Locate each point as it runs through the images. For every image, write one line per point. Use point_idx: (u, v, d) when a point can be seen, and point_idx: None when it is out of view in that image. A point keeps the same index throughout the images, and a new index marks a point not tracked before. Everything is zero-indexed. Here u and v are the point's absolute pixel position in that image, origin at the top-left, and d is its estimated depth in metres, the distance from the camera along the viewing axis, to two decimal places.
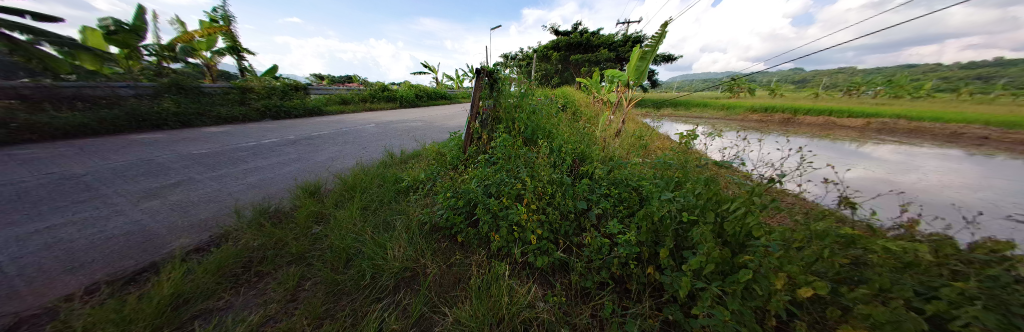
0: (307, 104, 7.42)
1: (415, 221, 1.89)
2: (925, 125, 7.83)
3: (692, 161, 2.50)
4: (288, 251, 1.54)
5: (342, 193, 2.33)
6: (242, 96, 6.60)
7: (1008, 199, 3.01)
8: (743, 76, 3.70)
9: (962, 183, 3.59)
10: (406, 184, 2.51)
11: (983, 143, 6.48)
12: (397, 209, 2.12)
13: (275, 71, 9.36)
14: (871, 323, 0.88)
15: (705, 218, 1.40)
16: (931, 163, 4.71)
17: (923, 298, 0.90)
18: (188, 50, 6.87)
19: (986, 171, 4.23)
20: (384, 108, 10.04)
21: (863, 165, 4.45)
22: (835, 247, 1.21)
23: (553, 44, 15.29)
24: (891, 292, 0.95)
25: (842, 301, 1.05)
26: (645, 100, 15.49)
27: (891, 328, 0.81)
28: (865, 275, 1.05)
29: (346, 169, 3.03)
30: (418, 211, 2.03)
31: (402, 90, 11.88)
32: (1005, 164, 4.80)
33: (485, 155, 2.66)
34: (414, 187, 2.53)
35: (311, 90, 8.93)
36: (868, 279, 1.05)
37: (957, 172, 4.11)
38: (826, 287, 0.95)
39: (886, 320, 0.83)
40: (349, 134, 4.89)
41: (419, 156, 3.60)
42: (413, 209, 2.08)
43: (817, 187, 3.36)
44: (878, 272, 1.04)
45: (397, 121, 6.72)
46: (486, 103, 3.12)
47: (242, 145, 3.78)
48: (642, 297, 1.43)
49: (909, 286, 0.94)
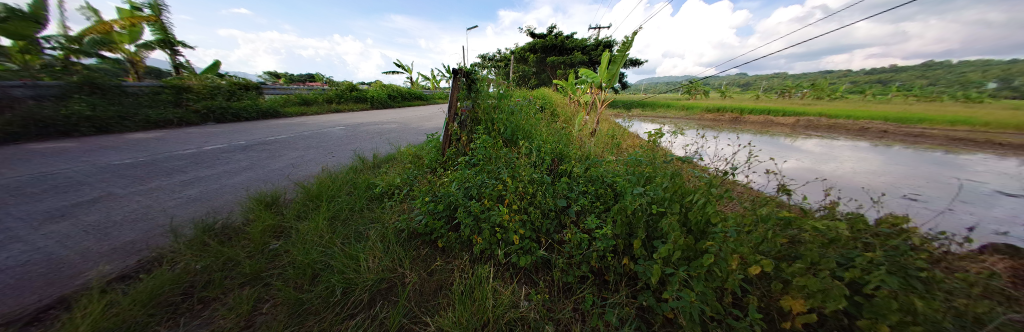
0: (259, 104, 6.63)
1: (392, 228, 1.80)
2: (841, 121, 9.31)
3: (659, 157, 2.71)
4: (240, 272, 1.36)
5: (302, 202, 2.12)
6: (178, 96, 5.71)
7: (902, 181, 3.70)
8: (700, 80, 4.10)
9: (870, 169, 4.32)
10: (380, 190, 2.39)
11: (884, 136, 7.85)
12: (371, 217, 2.00)
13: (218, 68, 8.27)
14: (807, 293, 1.03)
15: (671, 209, 1.53)
16: (846, 154, 5.63)
17: (842, 268, 1.08)
18: (104, 42, 5.78)
19: (885, 159, 5.14)
20: (352, 109, 9.34)
21: (795, 157, 5.18)
22: (776, 229, 1.40)
23: (529, 46, 15.58)
24: (819, 264, 1.13)
25: (783, 276, 1.21)
26: (617, 101, 16.38)
27: (824, 296, 0.96)
28: (800, 251, 1.23)
29: (311, 176, 2.77)
30: (395, 218, 1.94)
31: (372, 90, 11.21)
32: (897, 153, 5.89)
33: (465, 157, 2.63)
34: (389, 192, 2.42)
35: (264, 90, 8.03)
36: (802, 255, 1.23)
37: (864, 161, 4.95)
38: (772, 265, 1.10)
39: (818, 288, 0.98)
40: (313, 137, 4.49)
41: (393, 160, 3.44)
42: (388, 216, 1.98)
43: (761, 177, 3.85)
44: (809, 248, 1.22)
45: (368, 124, 6.32)
46: (465, 104, 3.06)
47: (179, 152, 3.27)
48: (620, 287, 1.51)
49: (832, 257, 1.12)
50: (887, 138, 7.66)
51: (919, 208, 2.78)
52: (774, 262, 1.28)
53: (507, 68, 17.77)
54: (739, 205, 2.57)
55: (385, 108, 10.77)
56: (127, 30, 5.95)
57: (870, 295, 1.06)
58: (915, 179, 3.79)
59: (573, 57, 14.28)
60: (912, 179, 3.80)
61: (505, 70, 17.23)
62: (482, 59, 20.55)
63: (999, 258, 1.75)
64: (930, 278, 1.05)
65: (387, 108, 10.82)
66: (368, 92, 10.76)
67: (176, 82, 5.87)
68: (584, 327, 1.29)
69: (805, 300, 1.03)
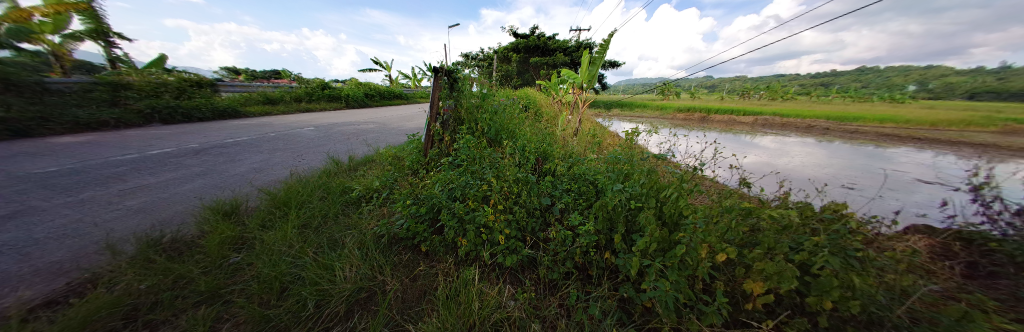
0: (214, 103, 5.97)
1: (371, 234, 1.72)
2: (792, 120, 10.36)
3: (636, 155, 2.85)
4: (195, 289, 1.20)
5: (268, 209, 1.96)
6: (114, 94, 4.97)
7: (841, 173, 4.21)
8: (672, 82, 4.35)
9: (815, 163, 4.87)
10: (357, 195, 2.27)
11: (826, 133, 8.87)
12: (348, 223, 1.90)
13: (164, 63, 7.34)
14: (764, 276, 1.15)
15: (648, 204, 1.62)
16: (796, 149, 6.29)
17: (794, 252, 1.21)
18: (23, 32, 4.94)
19: (828, 153, 5.81)
20: (323, 109, 8.74)
21: (754, 153, 5.70)
22: (739, 219, 1.53)
23: (512, 46, 15.61)
24: (775, 249, 1.25)
25: (744, 261, 1.33)
26: (597, 102, 16.92)
27: (779, 277, 1.07)
28: (759, 238, 1.36)
29: (279, 181, 2.56)
30: (374, 224, 1.85)
31: (346, 89, 10.57)
32: (837, 147, 6.70)
33: (448, 158, 2.58)
34: (367, 196, 2.31)
35: (221, 87, 7.27)
36: (761, 241, 1.36)
37: (811, 155, 5.56)
38: (735, 252, 1.20)
39: (775, 270, 1.09)
40: (280, 139, 4.15)
41: (371, 162, 3.29)
42: (366, 221, 1.89)
43: (725, 172, 4.20)
44: (767, 235, 1.35)
45: (342, 124, 5.95)
46: (447, 103, 3.01)
47: (117, 158, 2.86)
48: (602, 281, 1.57)
49: (786, 243, 1.25)
50: (829, 134, 8.66)
51: (854, 195, 3.18)
52: (737, 249, 1.40)
53: (490, 68, 17.66)
54: (708, 198, 2.78)
55: (361, 108, 10.21)
56: (51, 19, 5.18)
57: (816, 274, 1.21)
58: (851, 171, 4.34)
59: (555, 58, 14.47)
60: (849, 171, 4.34)
61: (487, 69, 17.08)
62: (465, 58, 20.25)
63: (919, 237, 2.05)
64: (864, 256, 1.20)
65: (363, 108, 10.27)
66: (342, 91, 10.12)
67: (111, 78, 5.12)
68: (570, 322, 1.33)
69: (763, 282, 1.15)
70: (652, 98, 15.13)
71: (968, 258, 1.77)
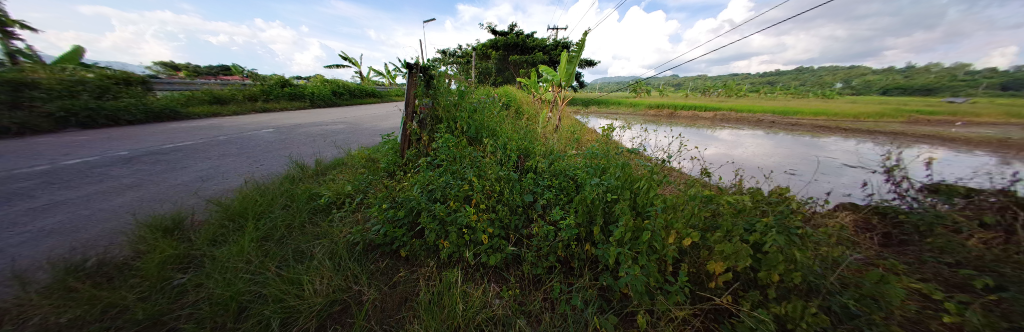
0: (146, 104, 5.21)
1: (343, 242, 1.62)
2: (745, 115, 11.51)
3: (612, 150, 3.00)
4: (134, 318, 0.99)
5: (219, 222, 1.71)
6: (17, 94, 4.01)
7: (784, 160, 4.78)
8: (643, 81, 4.61)
9: (764, 152, 5.48)
10: (327, 201, 2.11)
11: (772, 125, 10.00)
12: (317, 232, 1.77)
13: (80, 57, 6.16)
14: (724, 256, 1.27)
15: (623, 196, 1.71)
16: (749, 141, 7.01)
17: (747, 233, 1.36)
18: None
19: (774, 144, 6.56)
20: (284, 109, 7.94)
21: (714, 145, 6.26)
22: (702, 206, 1.69)
23: (491, 43, 15.40)
24: (732, 231, 1.39)
25: (705, 244, 1.46)
26: (576, 99, 17.35)
27: (736, 255, 1.20)
28: (719, 222, 1.50)
29: (235, 189, 2.30)
30: (347, 231, 1.74)
31: (309, 86, 9.69)
32: (781, 138, 7.59)
33: (427, 158, 2.50)
34: (338, 201, 2.16)
35: (154, 85, 6.27)
36: (720, 225, 1.51)
37: (760, 146, 6.24)
38: (698, 236, 1.32)
39: (732, 250, 1.22)
40: (234, 143, 3.72)
41: (343, 165, 3.09)
42: (338, 229, 1.77)
43: (689, 163, 4.57)
44: (725, 219, 1.50)
45: (307, 124, 5.46)
46: (423, 102, 2.91)
47: (19, 170, 2.36)
48: (584, 272, 1.63)
49: (741, 225, 1.40)
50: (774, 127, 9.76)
51: (795, 180, 3.64)
52: (701, 233, 1.52)
53: (469, 65, 17.28)
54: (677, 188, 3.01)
55: (327, 107, 9.43)
56: None
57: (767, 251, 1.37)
58: (792, 158, 4.94)
59: (535, 56, 14.51)
60: (790, 158, 4.94)
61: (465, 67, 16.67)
62: (442, 55, 19.59)
63: (847, 213, 2.40)
64: (801, 233, 1.40)
65: (330, 107, 9.50)
66: (304, 88, 9.27)
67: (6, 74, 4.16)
68: (555, 314, 1.38)
69: (723, 261, 1.28)
70: (626, 95, 15.87)
71: (884, 229, 2.16)
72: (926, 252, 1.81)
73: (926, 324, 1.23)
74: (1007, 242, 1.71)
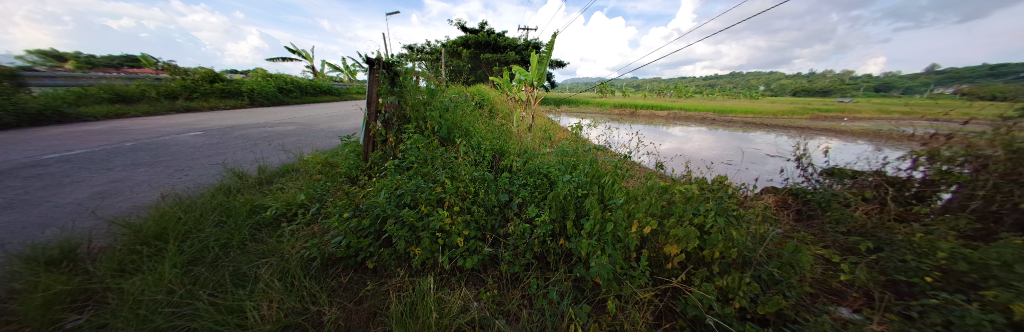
0: (18, 104, 3.96)
1: (297, 259, 1.42)
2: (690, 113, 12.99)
3: (581, 147, 3.15)
4: None
5: (126, 248, 1.35)
6: None
7: (722, 153, 5.50)
8: (608, 82, 4.92)
9: (707, 146, 6.25)
10: (274, 213, 1.83)
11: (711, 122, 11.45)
12: (262, 249, 1.53)
13: None
14: (679, 238, 1.42)
15: (592, 191, 1.81)
16: (696, 136, 7.94)
17: (696, 217, 1.54)
18: None
19: (715, 138, 7.53)
20: (215, 108, 6.74)
21: (668, 140, 6.96)
22: (659, 196, 1.86)
23: (461, 41, 14.99)
24: (684, 216, 1.56)
25: (662, 230, 1.62)
26: (548, 99, 17.79)
27: (690, 237, 1.36)
28: (673, 209, 1.67)
29: (150, 204, 1.88)
30: (301, 246, 1.54)
31: (247, 82, 8.36)
32: (720, 133, 8.76)
33: (395, 160, 2.35)
34: (288, 213, 1.90)
35: (32, 77, 4.71)
36: (673, 211, 1.68)
37: (704, 140, 7.12)
38: (657, 223, 1.45)
39: (685, 233, 1.37)
40: (146, 149, 3.05)
41: (294, 171, 2.74)
42: (289, 244, 1.55)
43: (647, 158, 5.00)
44: (678, 206, 1.68)
45: (246, 126, 4.72)
46: (388, 100, 2.73)
47: None
48: (559, 265, 1.68)
49: (691, 211, 1.58)
50: (713, 123, 11.20)
51: (731, 170, 4.21)
52: (660, 220, 1.67)
53: (437, 63, 16.59)
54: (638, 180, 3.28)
55: (271, 106, 8.24)
56: None
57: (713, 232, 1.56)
58: (728, 151, 5.71)
59: (507, 55, 14.47)
60: (727, 151, 5.71)
61: (433, 64, 15.97)
62: (408, 50, 18.47)
63: (772, 195, 2.86)
64: (736, 214, 1.63)
65: (275, 106, 8.32)
66: (241, 84, 7.98)
67: None
68: (533, 310, 1.40)
69: (678, 244, 1.43)
70: (592, 95, 16.74)
71: (797, 207, 2.62)
72: (826, 223, 2.25)
73: (829, 282, 1.54)
74: (879, 211, 2.20)
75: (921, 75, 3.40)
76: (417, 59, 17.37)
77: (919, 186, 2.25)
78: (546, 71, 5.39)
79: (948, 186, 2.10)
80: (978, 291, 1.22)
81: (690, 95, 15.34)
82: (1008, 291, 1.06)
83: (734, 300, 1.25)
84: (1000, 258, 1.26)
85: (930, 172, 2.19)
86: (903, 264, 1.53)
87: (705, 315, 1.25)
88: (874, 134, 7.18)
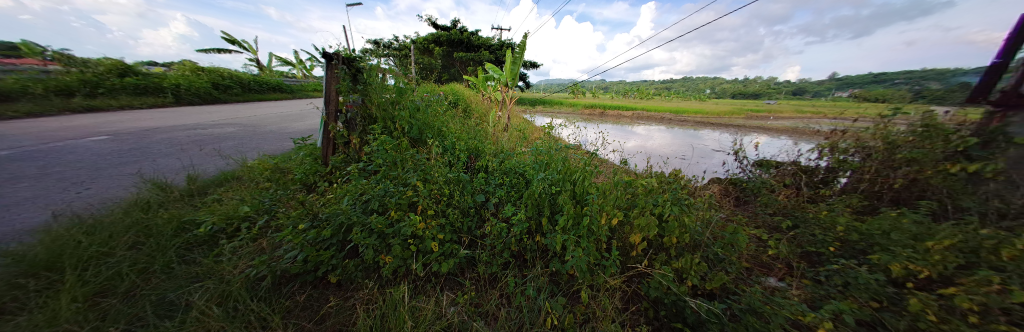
0: None
1: (241, 280, 1.23)
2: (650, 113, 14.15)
3: (555, 146, 3.25)
4: None
5: (2, 282, 1.05)
6: None
7: (677, 149, 6.12)
8: (579, 84, 5.14)
9: (664, 143, 6.90)
10: (209, 230, 1.57)
11: (667, 120, 12.63)
12: (193, 272, 1.28)
13: None
14: (644, 229, 1.55)
15: (565, 188, 1.88)
16: (656, 134, 8.70)
17: (656, 208, 1.70)
18: None
19: (671, 136, 8.32)
20: (126, 106, 5.59)
21: (632, 138, 7.53)
22: (626, 190, 1.99)
23: (433, 38, 14.44)
24: (646, 208, 1.71)
25: (626, 221, 1.75)
26: (523, 99, 17.96)
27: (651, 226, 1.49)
28: (637, 202, 1.81)
29: (33, 226, 1.49)
30: (245, 265, 1.34)
31: (170, 75, 7.08)
32: (675, 131, 9.70)
33: (360, 164, 2.18)
34: (229, 227, 1.64)
35: None
36: (637, 203, 1.82)
37: (662, 138, 7.84)
38: (623, 215, 1.57)
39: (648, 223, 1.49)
40: (27, 157, 2.43)
41: (239, 179, 2.41)
42: (229, 263, 1.34)
43: (613, 155, 5.37)
44: (642, 199, 1.82)
45: (172, 128, 4.01)
46: (350, 99, 2.53)
47: None
48: (536, 262, 1.71)
49: (652, 203, 1.73)
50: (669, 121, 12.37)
51: (684, 164, 4.73)
52: (626, 212, 1.80)
53: (406, 59, 15.72)
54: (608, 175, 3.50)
55: (204, 104, 7.07)
56: None
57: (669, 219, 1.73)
58: (681, 147, 6.37)
59: (481, 55, 14.18)
60: (681, 147, 6.37)
61: (401, 61, 15.08)
62: (374, 46, 17.23)
63: (717, 184, 3.28)
64: (688, 203, 1.83)
65: (208, 104, 7.15)
66: (163, 79, 6.64)
67: None
68: (511, 309, 1.42)
69: (641, 233, 1.55)
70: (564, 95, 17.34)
71: (735, 194, 3.04)
72: (758, 207, 2.63)
73: (760, 257, 1.81)
74: (796, 195, 2.64)
75: (826, 81, 4.13)
76: (383, 55, 16.22)
77: (824, 172, 2.75)
78: (520, 72, 5.43)
79: (845, 172, 2.62)
80: (864, 255, 1.54)
81: (650, 97, 16.74)
82: (883, 253, 1.37)
83: (688, 279, 1.41)
84: (880, 229, 1.59)
85: (831, 161, 2.68)
86: (813, 238, 1.86)
87: (665, 295, 1.38)
88: (793, 130, 8.53)
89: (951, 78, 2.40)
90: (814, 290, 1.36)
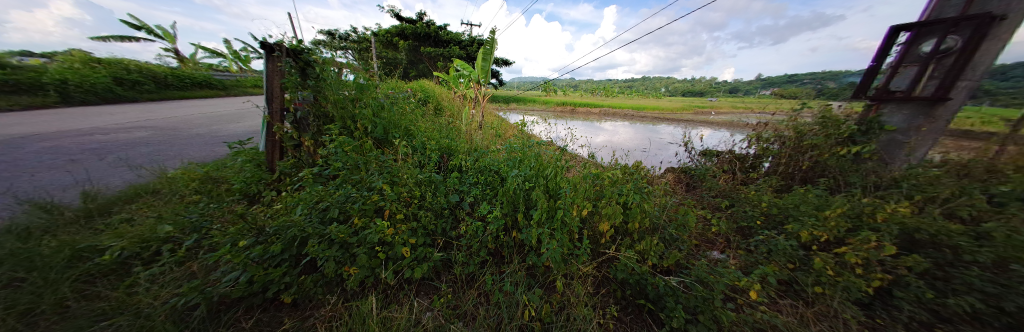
0: None
1: (166, 312, 1.04)
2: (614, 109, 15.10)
3: (529, 143, 3.31)
4: None
5: None
6: None
7: (637, 142, 6.66)
8: (550, 82, 5.27)
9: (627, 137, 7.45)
10: (118, 256, 1.29)
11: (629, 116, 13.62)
12: (97, 309, 1.04)
13: None
14: (610, 217, 1.66)
15: (538, 184, 1.94)
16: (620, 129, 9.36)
17: (621, 197, 1.83)
18: None
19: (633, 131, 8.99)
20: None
21: (599, 134, 8.00)
22: (595, 183, 2.10)
23: (396, 30, 13.57)
24: (611, 198, 1.83)
25: (595, 211, 1.85)
26: (494, 96, 17.90)
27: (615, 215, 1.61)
28: (604, 193, 1.93)
29: None
30: (171, 293, 1.14)
31: (52, 68, 5.66)
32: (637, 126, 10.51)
33: (316, 169, 1.98)
34: (149, 250, 1.38)
35: None
36: (604, 194, 1.94)
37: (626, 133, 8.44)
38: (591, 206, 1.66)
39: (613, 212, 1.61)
40: None
41: (161, 192, 2.04)
42: (149, 294, 1.12)
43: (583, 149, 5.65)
44: (608, 190, 1.95)
45: (60, 133, 3.24)
46: (299, 95, 2.31)
47: None
48: (512, 258, 1.74)
49: (616, 193, 1.86)
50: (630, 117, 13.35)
51: (643, 156, 5.17)
52: (594, 202, 1.91)
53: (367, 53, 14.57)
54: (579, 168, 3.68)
55: (106, 104, 5.81)
56: None
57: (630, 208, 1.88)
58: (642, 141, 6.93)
59: (451, 50, 13.67)
60: (641, 141, 6.94)
61: (361, 55, 13.93)
62: (329, 38, 15.69)
63: (671, 173, 3.65)
64: (647, 192, 2.01)
65: (112, 104, 5.89)
66: (42, 72, 5.29)
67: None
68: (488, 306, 1.43)
69: (608, 221, 1.66)
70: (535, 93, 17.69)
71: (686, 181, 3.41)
72: (704, 191, 2.99)
73: (706, 235, 2.06)
74: (733, 179, 3.05)
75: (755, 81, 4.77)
76: (341, 48, 14.85)
77: (753, 159, 3.21)
78: (491, 68, 5.38)
79: (768, 157, 3.08)
80: (783, 226, 1.85)
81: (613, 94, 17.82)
82: (796, 224, 1.65)
83: (648, 260, 1.56)
84: (794, 204, 1.92)
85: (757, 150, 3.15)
86: (746, 216, 2.17)
87: (630, 277, 1.51)
88: (732, 124, 9.78)
89: (842, 78, 2.94)
90: (748, 260, 1.60)
